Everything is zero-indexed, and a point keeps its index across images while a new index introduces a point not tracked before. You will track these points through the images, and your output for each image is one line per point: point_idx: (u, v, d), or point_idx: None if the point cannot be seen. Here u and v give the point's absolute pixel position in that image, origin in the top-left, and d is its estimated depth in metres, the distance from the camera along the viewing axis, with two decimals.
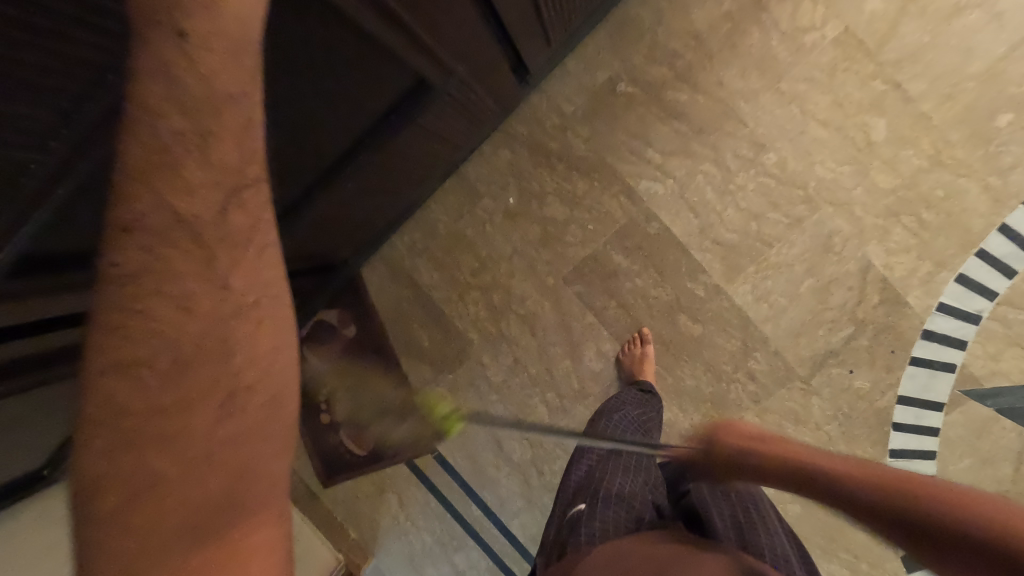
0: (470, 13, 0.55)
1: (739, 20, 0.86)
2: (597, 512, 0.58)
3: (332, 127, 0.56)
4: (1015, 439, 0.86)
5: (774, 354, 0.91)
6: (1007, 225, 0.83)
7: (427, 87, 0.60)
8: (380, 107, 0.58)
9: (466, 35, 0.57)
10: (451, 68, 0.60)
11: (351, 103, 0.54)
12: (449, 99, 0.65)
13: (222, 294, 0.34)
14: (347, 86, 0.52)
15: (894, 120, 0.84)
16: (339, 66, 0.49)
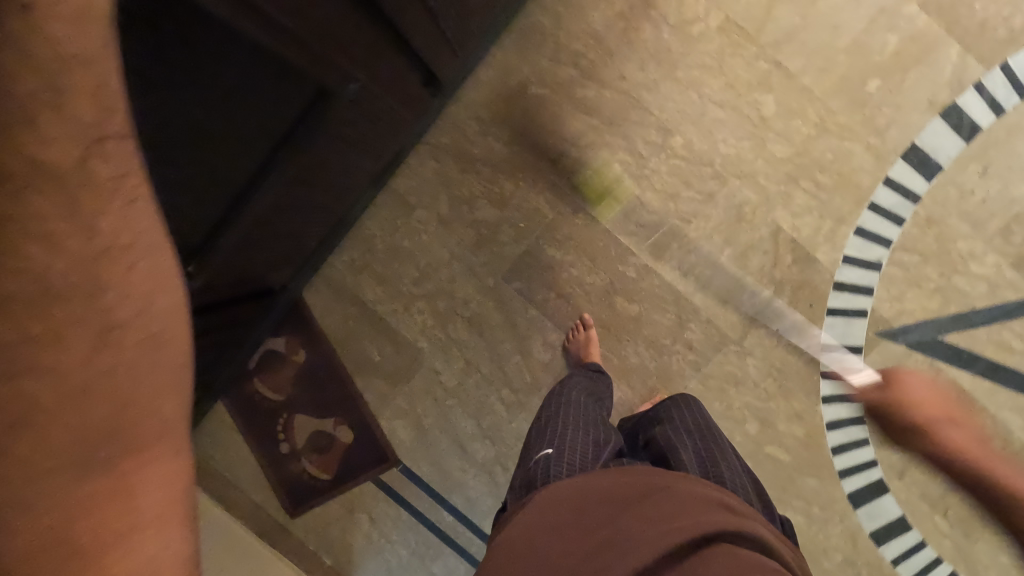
0: (361, 26, 0.59)
1: (632, 18, 0.92)
2: (565, 456, 0.61)
3: (237, 147, 0.57)
4: (928, 369, 0.94)
5: (707, 323, 0.97)
6: (891, 177, 0.92)
7: (331, 99, 0.61)
8: (286, 121, 0.60)
9: (363, 46, 0.60)
10: (353, 77, 0.62)
11: (253, 117, 0.56)
12: (355, 108, 0.67)
13: (80, 234, 0.31)
14: (244, 102, 0.54)
15: (781, 95, 0.92)
16: (229, 88, 0.51)
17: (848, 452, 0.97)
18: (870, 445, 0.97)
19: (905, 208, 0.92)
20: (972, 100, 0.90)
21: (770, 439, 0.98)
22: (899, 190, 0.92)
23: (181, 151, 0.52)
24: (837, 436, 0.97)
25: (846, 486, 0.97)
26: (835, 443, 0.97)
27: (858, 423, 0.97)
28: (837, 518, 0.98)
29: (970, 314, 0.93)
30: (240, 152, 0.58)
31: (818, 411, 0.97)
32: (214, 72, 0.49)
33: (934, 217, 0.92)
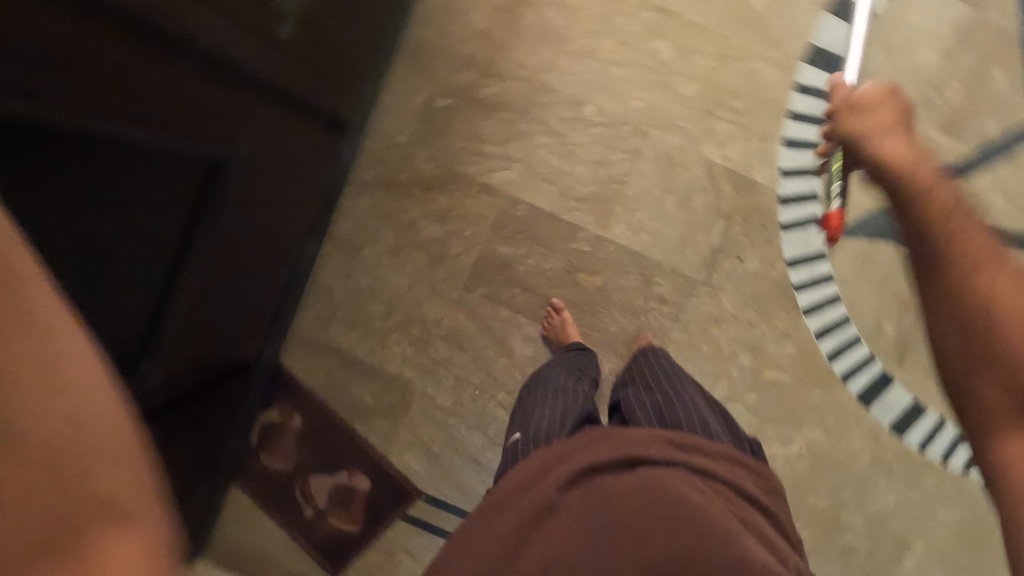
0: (230, 94, 0.58)
1: (511, 8, 0.94)
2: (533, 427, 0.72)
3: (146, 245, 0.55)
4: (894, 253, 0.96)
5: (671, 273, 0.98)
6: (801, 83, 0.93)
7: (220, 168, 0.60)
8: (187, 203, 0.59)
9: (238, 108, 0.60)
10: (236, 142, 0.61)
11: (154, 209, 0.55)
12: (253, 169, 0.66)
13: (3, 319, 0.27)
14: (136, 200, 0.52)
15: (673, 37, 0.94)
16: (110, 196, 0.48)
17: (844, 354, 0.99)
18: (864, 340, 0.99)
19: (824, 107, 0.94)
20: None
21: (767, 364, 1.00)
22: (813, 92, 0.94)
23: (84, 266, 0.50)
24: (829, 343, 0.99)
25: (852, 387, 1.00)
26: (829, 350, 0.99)
27: (844, 324, 0.98)
28: (853, 420, 1.01)
29: None
30: (155, 246, 0.57)
31: (803, 324, 0.99)
32: (65, 176, 0.44)
33: None
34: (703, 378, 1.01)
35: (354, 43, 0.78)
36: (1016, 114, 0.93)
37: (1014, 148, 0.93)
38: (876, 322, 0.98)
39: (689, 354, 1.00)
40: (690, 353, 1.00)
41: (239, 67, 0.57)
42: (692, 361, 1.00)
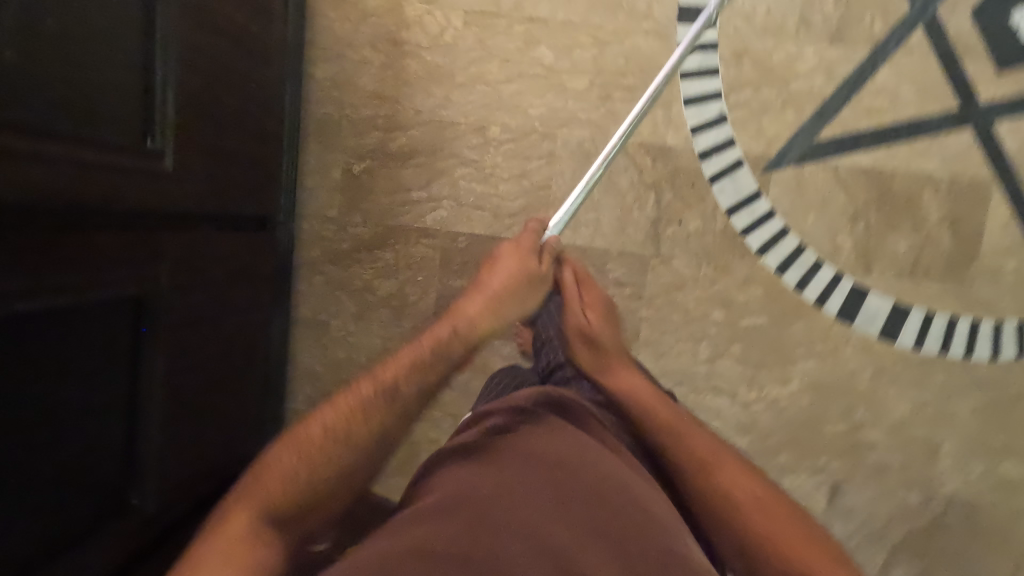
0: (129, 233, 0.61)
1: (394, 62, 0.98)
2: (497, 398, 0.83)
3: (76, 385, 0.59)
4: (825, 172, 0.98)
5: (620, 256, 1.01)
6: (682, 44, 0.96)
7: (144, 300, 0.64)
8: (117, 336, 0.63)
9: (145, 243, 0.62)
10: (155, 275, 0.64)
11: (75, 351, 0.58)
12: (185, 291, 0.70)
13: None
14: (45, 348, 0.55)
15: (550, 41, 0.97)
16: (12, 351, 0.52)
17: (811, 280, 1.00)
18: (825, 262, 0.99)
19: (711, 59, 0.97)
20: None
21: (741, 314, 1.01)
22: (696, 49, 0.96)
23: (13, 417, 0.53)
24: (793, 275, 1.00)
25: (830, 309, 1.00)
26: (795, 281, 1.00)
27: (801, 252, 0.99)
28: (842, 340, 1.01)
29: (827, 106, 0.96)
30: (91, 384, 0.61)
31: (762, 265, 1.00)
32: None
33: (739, 49, 0.96)
34: (684, 346, 1.02)
35: (250, 147, 0.81)
36: (896, 7, 0.94)
37: (905, 38, 0.94)
38: (831, 241, 0.99)
39: (663, 326, 1.02)
40: (663, 326, 1.02)
41: (126, 204, 0.59)
42: (667, 332, 1.02)
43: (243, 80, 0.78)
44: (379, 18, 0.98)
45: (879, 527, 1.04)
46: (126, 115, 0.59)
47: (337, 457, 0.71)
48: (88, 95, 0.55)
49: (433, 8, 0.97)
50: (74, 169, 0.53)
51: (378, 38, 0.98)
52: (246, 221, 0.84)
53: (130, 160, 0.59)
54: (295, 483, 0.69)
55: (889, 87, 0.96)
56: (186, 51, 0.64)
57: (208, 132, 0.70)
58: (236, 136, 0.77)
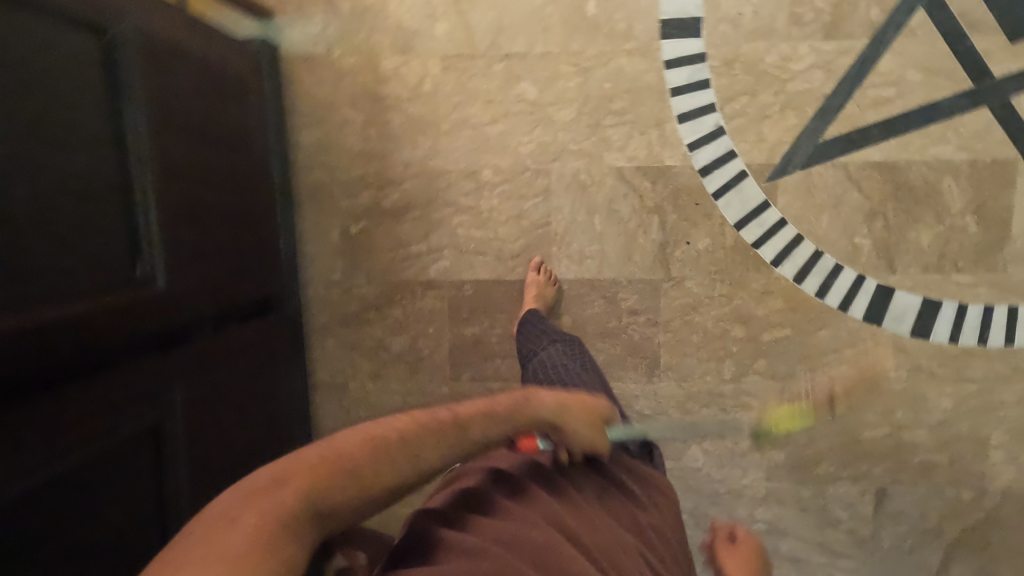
0: (139, 366, 0.62)
1: (376, 118, 0.97)
2: None
3: (123, 518, 0.60)
4: (836, 171, 0.93)
5: (630, 284, 0.98)
6: (668, 60, 0.92)
7: (164, 424, 0.65)
8: (150, 465, 0.63)
9: (155, 370, 0.64)
10: (168, 397, 0.66)
11: (115, 490, 0.59)
12: (200, 402, 0.71)
13: None
14: (89, 496, 0.56)
15: (530, 75, 0.94)
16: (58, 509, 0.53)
17: (832, 286, 0.96)
18: (845, 265, 0.95)
19: (700, 70, 0.92)
20: None
21: (763, 327, 0.98)
22: (684, 62, 0.92)
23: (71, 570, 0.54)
24: (812, 282, 0.96)
25: (856, 313, 0.96)
26: (815, 288, 0.96)
27: (819, 258, 0.95)
28: (872, 343, 0.97)
29: (829, 103, 0.91)
30: (135, 516, 0.61)
31: (779, 276, 0.96)
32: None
33: (730, 56, 0.91)
34: (707, 366, 0.99)
35: (246, 240, 0.81)
36: None
37: (905, 22, 0.89)
38: (849, 243, 0.94)
39: (683, 349, 0.99)
40: (683, 349, 0.99)
41: (129, 339, 0.61)
42: (689, 354, 0.99)
43: (228, 177, 0.77)
44: (356, 76, 0.96)
45: (932, 527, 1.01)
46: (119, 251, 0.60)
47: (416, 458, 0.50)
48: (81, 243, 0.56)
49: (408, 59, 0.95)
50: (73, 323, 0.54)
51: (357, 96, 0.96)
52: (251, 311, 0.85)
53: (120, 297, 0.60)
54: (359, 476, 0.47)
55: (893, 75, 0.90)
56: (164, 173, 0.65)
57: (199, 242, 0.70)
58: (230, 234, 0.77)
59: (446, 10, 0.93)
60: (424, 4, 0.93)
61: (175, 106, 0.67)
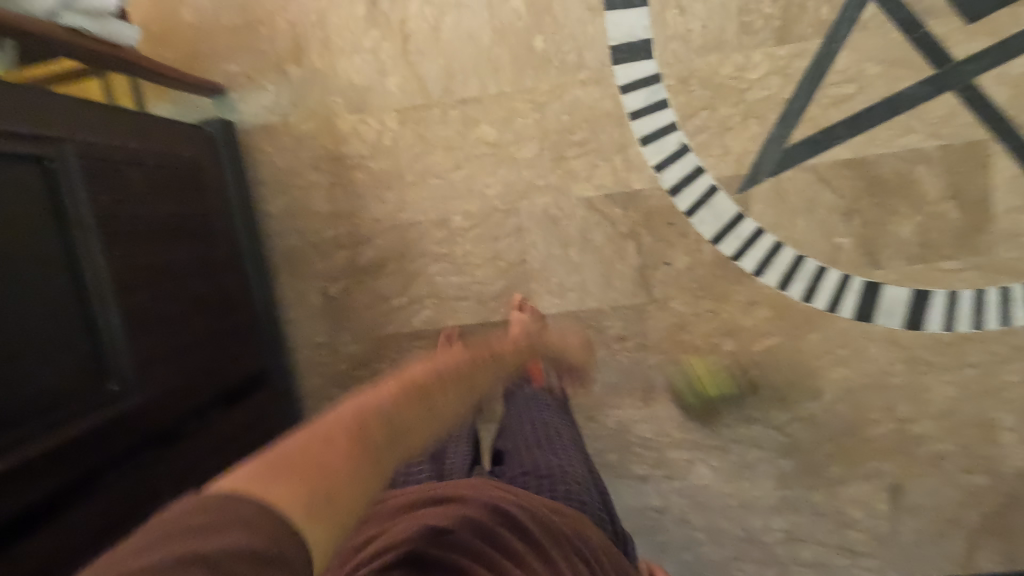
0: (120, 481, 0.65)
1: (340, 178, 0.97)
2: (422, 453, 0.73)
3: None
4: (806, 174, 0.92)
5: (614, 310, 0.97)
6: (623, 85, 0.91)
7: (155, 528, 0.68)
8: None
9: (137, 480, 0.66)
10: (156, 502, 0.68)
11: None
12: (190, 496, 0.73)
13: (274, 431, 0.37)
14: None
15: (488, 117, 0.93)
16: None
17: (818, 288, 0.94)
18: (828, 266, 0.94)
19: (656, 92, 0.91)
20: None
21: (753, 338, 0.97)
22: (639, 86, 0.91)
23: None
24: (797, 287, 0.95)
25: (845, 312, 0.95)
26: (801, 292, 0.95)
27: (800, 263, 0.94)
28: (866, 340, 0.95)
29: (790, 108, 0.90)
30: None
31: (762, 285, 0.95)
32: None
33: (684, 73, 0.90)
34: (702, 383, 0.98)
35: (223, 326, 0.82)
36: None
37: (856, 17, 0.87)
38: (830, 243, 0.93)
39: (676, 369, 0.98)
40: (676, 368, 0.98)
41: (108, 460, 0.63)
42: (682, 373, 0.98)
43: (195, 270, 0.78)
44: (315, 140, 0.96)
45: (952, 517, 0.99)
46: (88, 377, 0.62)
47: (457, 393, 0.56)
48: (38, 360, 0.57)
49: (364, 116, 0.95)
50: (34, 449, 0.55)
51: (319, 159, 0.96)
52: (235, 392, 0.86)
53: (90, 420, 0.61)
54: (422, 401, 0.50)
55: (851, 71, 0.89)
56: (122, 281, 0.66)
57: (168, 341, 0.71)
58: (203, 324, 0.78)
59: (395, 63, 0.93)
60: (373, 60, 0.93)
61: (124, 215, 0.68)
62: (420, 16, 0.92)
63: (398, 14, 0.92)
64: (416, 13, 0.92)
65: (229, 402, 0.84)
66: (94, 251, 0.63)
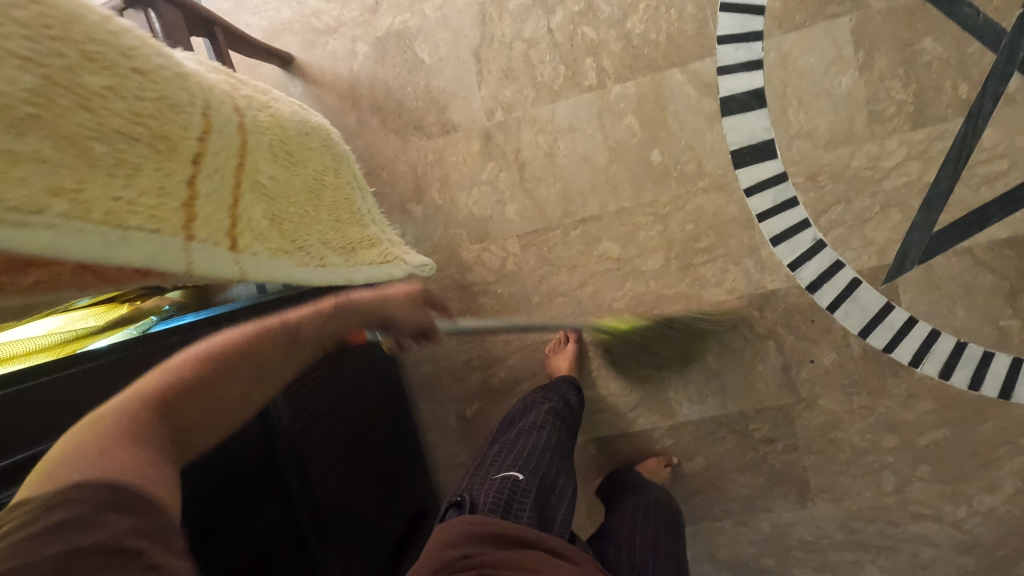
0: None
1: (467, 306, 0.99)
2: (520, 488, 0.67)
3: None
4: (960, 258, 0.86)
5: (759, 414, 0.94)
6: (748, 187, 0.89)
7: None
8: None
9: None
10: None
11: None
12: None
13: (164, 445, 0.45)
14: None
15: (609, 234, 0.93)
16: None
17: (986, 376, 0.87)
18: (996, 351, 0.87)
19: (785, 191, 0.88)
20: (733, 81, 0.88)
21: (916, 432, 0.91)
22: (765, 186, 0.89)
23: None
24: (962, 375, 0.88)
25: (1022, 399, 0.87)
26: (967, 380, 0.88)
27: (963, 350, 0.87)
28: None
29: (934, 193, 0.85)
30: None
31: (921, 376, 0.89)
32: None
33: (813, 169, 0.87)
34: (862, 481, 0.93)
35: (380, 476, 0.88)
36: (978, 61, 0.82)
37: (1000, 92, 0.82)
38: (996, 328, 0.86)
39: (832, 468, 0.93)
40: (833, 468, 0.93)
41: None
42: (839, 473, 0.93)
43: (342, 432, 0.80)
44: (441, 271, 0.99)
45: None
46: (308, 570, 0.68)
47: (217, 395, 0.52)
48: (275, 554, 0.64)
49: (487, 244, 0.97)
50: None
51: (446, 289, 0.99)
52: (403, 535, 0.91)
53: None
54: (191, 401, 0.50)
55: (1001, 147, 0.83)
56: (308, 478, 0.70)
57: (350, 520, 0.77)
58: (370, 477, 0.85)
59: (512, 193, 0.95)
60: (491, 191, 0.95)
61: (303, 406, 0.73)
62: (534, 145, 0.93)
63: (513, 146, 0.94)
64: (530, 141, 0.93)
65: (400, 553, 0.89)
66: (282, 456, 0.67)
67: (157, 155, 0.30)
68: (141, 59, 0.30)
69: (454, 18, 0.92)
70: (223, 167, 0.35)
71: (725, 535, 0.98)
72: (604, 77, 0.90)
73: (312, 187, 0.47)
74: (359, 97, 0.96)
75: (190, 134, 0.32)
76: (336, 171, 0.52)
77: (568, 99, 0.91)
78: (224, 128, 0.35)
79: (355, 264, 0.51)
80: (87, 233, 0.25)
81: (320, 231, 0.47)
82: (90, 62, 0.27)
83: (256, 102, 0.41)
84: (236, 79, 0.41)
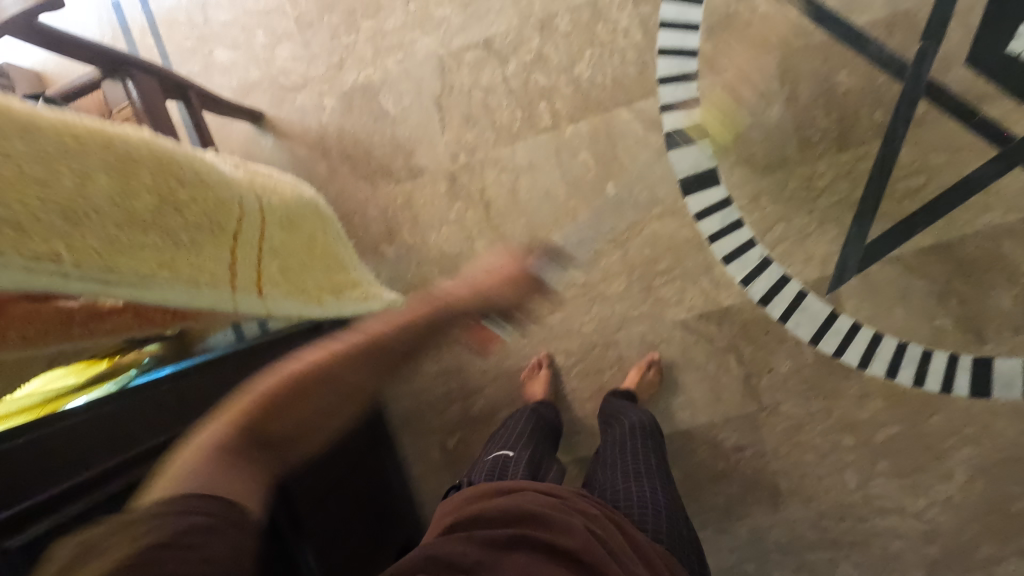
0: None
1: (443, 339, 1.02)
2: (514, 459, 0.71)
3: None
4: (892, 265, 0.94)
5: (728, 423, 0.99)
6: (698, 212, 0.96)
7: None
8: None
9: None
10: None
11: None
12: None
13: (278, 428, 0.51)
14: None
15: (573, 263, 0.99)
16: None
17: (928, 372, 0.94)
18: (934, 348, 0.94)
19: (731, 213, 0.96)
20: (675, 117, 0.96)
21: (872, 429, 0.97)
22: (713, 211, 0.96)
23: None
24: (907, 373, 0.95)
25: (962, 391, 0.94)
26: (912, 378, 0.95)
27: (905, 349, 0.95)
28: (990, 415, 0.94)
29: (863, 207, 0.94)
30: None
31: (871, 377, 0.96)
32: None
33: (755, 192, 0.95)
34: (829, 481, 0.98)
35: (370, 511, 0.89)
36: (889, 90, 0.92)
37: (911, 116, 0.92)
38: (931, 327, 0.94)
39: (800, 471, 0.98)
40: (801, 470, 0.98)
41: None
42: (807, 474, 0.98)
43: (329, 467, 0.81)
44: None
45: None
46: None
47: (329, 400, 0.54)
48: None
49: (459, 279, 1.01)
50: None
51: (422, 324, 1.02)
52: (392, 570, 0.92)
53: None
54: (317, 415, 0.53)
55: (916, 164, 0.92)
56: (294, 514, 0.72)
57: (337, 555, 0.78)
58: (358, 512, 0.86)
59: (480, 230, 1.00)
60: (460, 229, 1.00)
61: None
62: (497, 183, 0.99)
63: (478, 185, 0.99)
64: (493, 179, 0.99)
65: None
66: None
67: (196, 232, 0.48)
68: (176, 172, 0.47)
69: (415, 70, 0.99)
70: (247, 236, 0.54)
71: (707, 545, 1.02)
72: (557, 119, 0.97)
73: (310, 241, 0.66)
74: (328, 147, 1.01)
75: (227, 218, 0.51)
76: (337, 236, 0.73)
77: (526, 139, 0.98)
78: (249, 218, 0.55)
79: (343, 302, 0.69)
80: (127, 275, 0.41)
81: (282, 278, 0.59)
82: (140, 171, 0.44)
83: (269, 188, 0.60)
84: (253, 169, 0.62)
